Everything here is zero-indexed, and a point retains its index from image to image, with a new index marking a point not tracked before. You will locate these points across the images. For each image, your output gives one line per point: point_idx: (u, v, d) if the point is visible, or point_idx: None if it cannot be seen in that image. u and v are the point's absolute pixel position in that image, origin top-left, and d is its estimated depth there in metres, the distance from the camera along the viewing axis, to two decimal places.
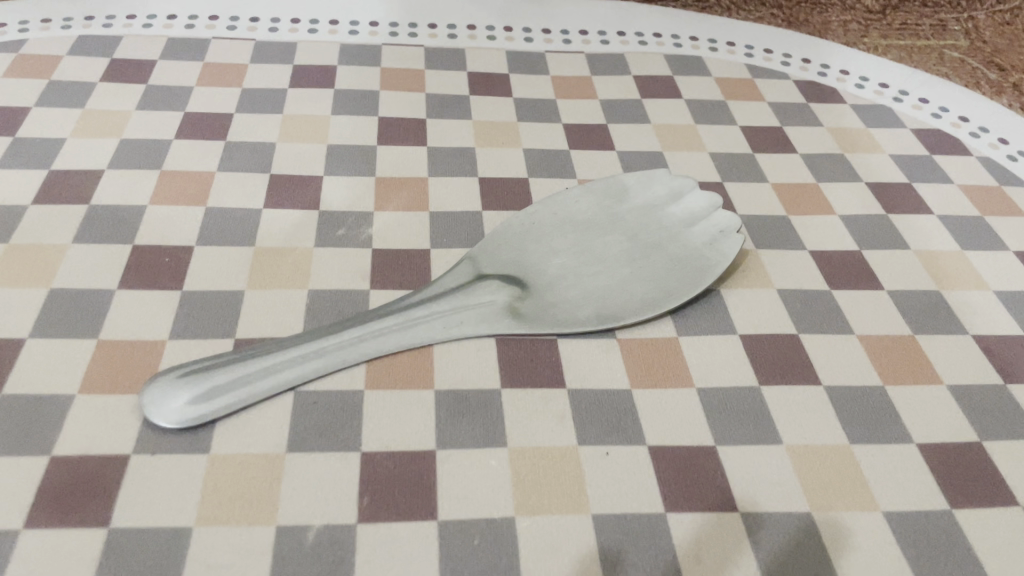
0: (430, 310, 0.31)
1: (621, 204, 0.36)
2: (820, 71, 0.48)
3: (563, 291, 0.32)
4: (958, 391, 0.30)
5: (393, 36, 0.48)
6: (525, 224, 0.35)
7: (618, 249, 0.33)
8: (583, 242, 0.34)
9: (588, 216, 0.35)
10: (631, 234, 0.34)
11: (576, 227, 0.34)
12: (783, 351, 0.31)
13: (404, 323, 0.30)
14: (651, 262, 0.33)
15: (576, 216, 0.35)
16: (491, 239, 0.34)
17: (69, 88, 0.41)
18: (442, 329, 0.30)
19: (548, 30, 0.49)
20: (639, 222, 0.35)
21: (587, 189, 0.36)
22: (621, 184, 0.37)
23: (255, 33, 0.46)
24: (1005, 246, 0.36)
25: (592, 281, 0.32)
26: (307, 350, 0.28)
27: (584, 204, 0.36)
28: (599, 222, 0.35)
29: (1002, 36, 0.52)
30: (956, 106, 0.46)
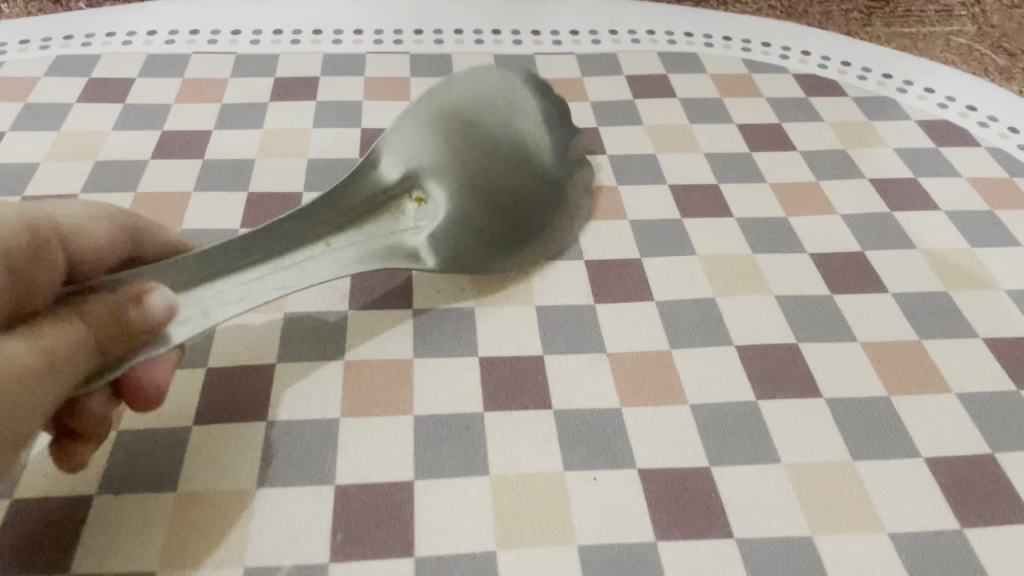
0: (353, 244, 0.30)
1: (504, 115, 0.35)
2: (819, 64, 0.46)
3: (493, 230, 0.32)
4: (968, 399, 0.28)
5: (378, 43, 0.46)
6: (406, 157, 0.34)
7: (531, 173, 0.34)
8: (486, 170, 0.33)
9: (473, 139, 0.34)
10: (534, 155, 0.34)
11: (475, 157, 0.34)
12: (782, 363, 0.29)
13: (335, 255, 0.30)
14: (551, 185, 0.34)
15: (468, 140, 0.34)
16: (369, 167, 0.33)
17: (45, 110, 0.40)
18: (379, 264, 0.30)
19: (538, 32, 0.48)
20: None
21: (466, 101, 0.35)
22: (497, 94, 0.35)
23: (236, 46, 0.45)
24: (1017, 241, 0.34)
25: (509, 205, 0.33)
26: (242, 278, 0.27)
27: (471, 122, 0.34)
28: (487, 149, 0.34)
29: (1010, 20, 0.50)
30: (963, 95, 0.44)
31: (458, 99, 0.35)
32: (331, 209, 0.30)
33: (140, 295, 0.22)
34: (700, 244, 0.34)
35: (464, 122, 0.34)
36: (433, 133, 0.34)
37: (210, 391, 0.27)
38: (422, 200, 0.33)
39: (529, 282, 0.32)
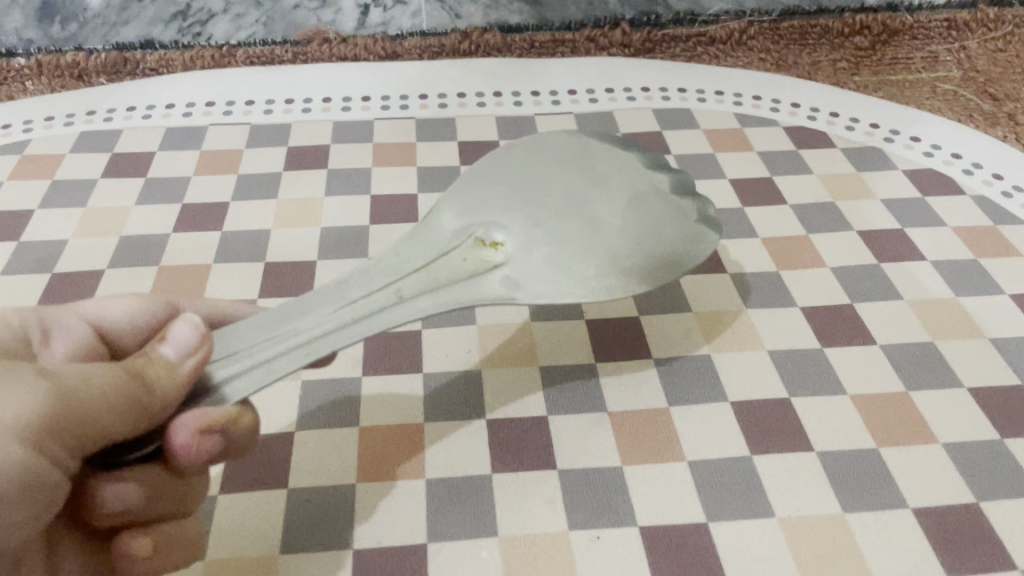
0: (431, 286, 0.28)
1: (574, 169, 0.33)
2: (809, 116, 0.48)
3: (588, 259, 0.30)
4: (953, 450, 0.29)
5: (385, 109, 0.49)
6: (471, 208, 0.32)
7: (613, 210, 0.31)
8: (568, 215, 0.31)
9: (543, 191, 0.32)
10: (608, 196, 0.32)
11: (546, 205, 0.32)
12: (775, 417, 0.31)
13: (416, 288, 0.28)
14: (663, 220, 0.31)
15: (537, 194, 0.32)
16: (432, 224, 0.31)
17: (71, 187, 0.42)
18: (470, 292, 0.28)
19: (538, 93, 0.50)
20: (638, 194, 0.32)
21: (521, 165, 0.34)
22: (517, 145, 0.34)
23: (250, 116, 0.48)
24: (1001, 289, 0.36)
25: (597, 234, 0.31)
26: (309, 327, 0.26)
27: (534, 182, 0.33)
28: (558, 199, 0.32)
29: (995, 64, 0.52)
30: (949, 142, 0.45)
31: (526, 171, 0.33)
32: (400, 256, 0.29)
33: (165, 334, 0.24)
34: (696, 301, 0.36)
35: (529, 181, 0.33)
36: (501, 194, 0.32)
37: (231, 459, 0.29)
38: (498, 241, 0.30)
39: (532, 343, 0.34)
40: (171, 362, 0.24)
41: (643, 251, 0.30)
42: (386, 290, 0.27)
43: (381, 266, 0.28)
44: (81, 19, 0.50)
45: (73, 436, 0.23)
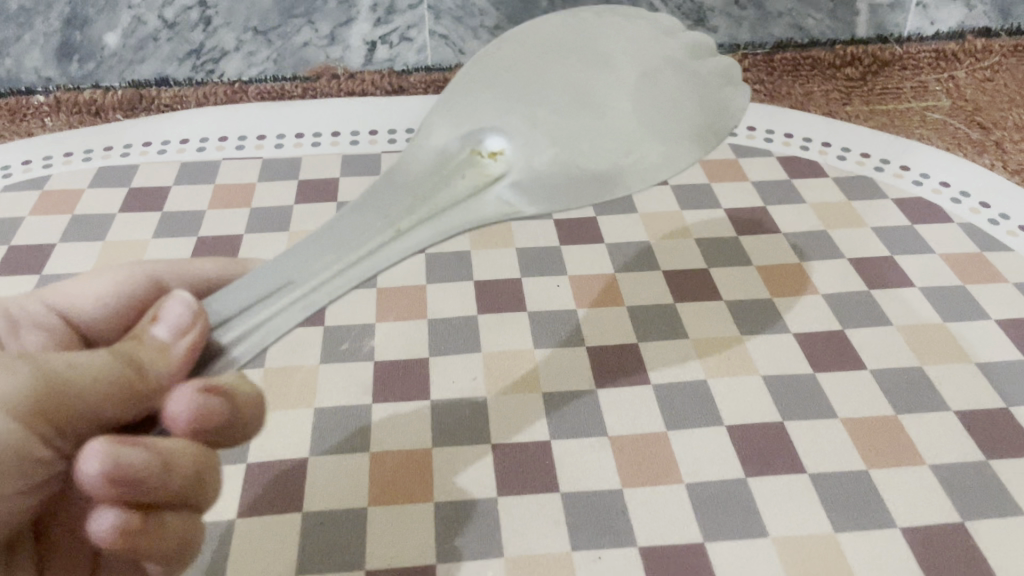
0: (426, 204, 0.28)
1: (570, 71, 0.34)
2: (801, 146, 0.49)
3: (607, 144, 0.31)
4: (939, 470, 0.31)
5: (392, 142, 0.50)
6: (464, 118, 0.31)
7: (619, 116, 0.32)
8: (578, 123, 0.32)
9: (549, 100, 0.33)
10: (612, 106, 0.32)
11: (546, 100, 0.32)
12: (769, 441, 0.32)
13: (415, 218, 0.27)
14: (666, 124, 0.32)
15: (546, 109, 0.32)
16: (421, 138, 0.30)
17: (91, 221, 0.44)
18: (465, 212, 0.28)
19: None
20: (637, 104, 0.32)
21: (531, 82, 0.33)
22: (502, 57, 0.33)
23: (262, 150, 0.49)
24: (988, 314, 0.37)
25: (608, 164, 0.31)
26: (308, 270, 0.25)
27: (541, 83, 0.33)
28: (569, 100, 0.33)
29: (983, 92, 0.53)
30: (938, 170, 0.47)
31: (538, 84, 0.33)
32: (389, 173, 0.28)
33: (157, 314, 0.24)
34: (693, 328, 0.37)
35: (542, 95, 0.33)
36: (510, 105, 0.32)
37: (248, 485, 0.31)
38: (495, 151, 0.30)
39: (535, 370, 0.35)
40: (165, 344, 0.24)
41: (654, 160, 0.31)
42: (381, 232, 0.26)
43: (389, 185, 0.27)
44: (98, 57, 0.52)
45: (60, 418, 0.23)
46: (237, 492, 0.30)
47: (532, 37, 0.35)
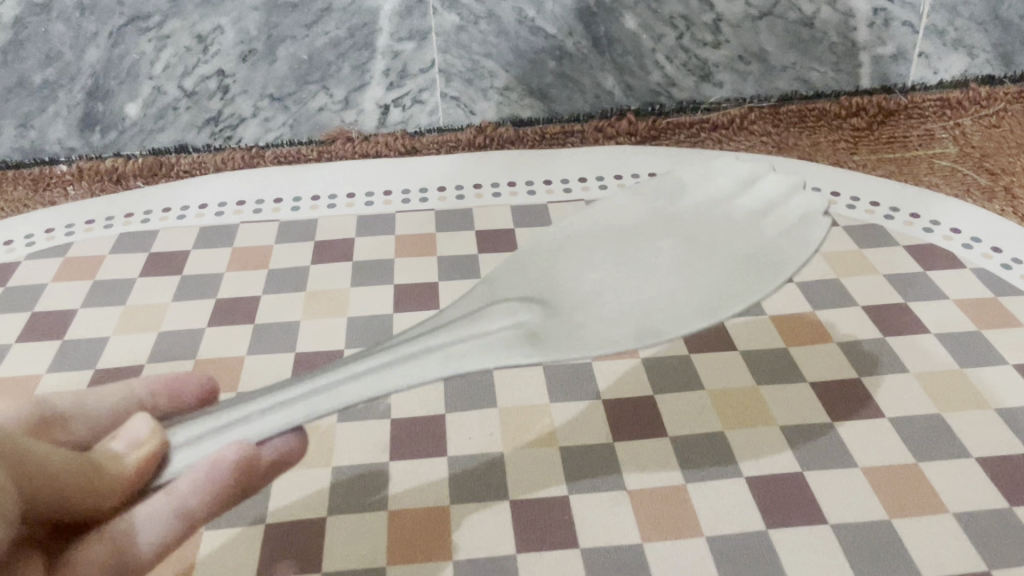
0: (454, 332, 0.29)
1: (665, 243, 0.34)
2: (810, 196, 0.50)
3: (626, 285, 0.32)
4: (963, 518, 0.30)
5: (406, 202, 0.51)
6: (540, 282, 0.32)
7: (654, 265, 0.33)
8: (721, 283, 0.31)
9: (679, 304, 0.31)
10: (658, 249, 0.33)
11: (646, 274, 0.32)
12: (789, 491, 0.32)
13: (443, 339, 0.28)
14: (670, 277, 0.32)
15: (670, 300, 0.31)
16: (489, 312, 0.30)
17: (113, 286, 0.45)
18: (475, 327, 0.29)
19: (549, 181, 0.52)
20: (678, 219, 0.35)
21: (604, 228, 0.35)
22: (607, 230, 0.35)
23: (279, 213, 0.50)
24: (1005, 358, 0.37)
25: (582, 296, 0.32)
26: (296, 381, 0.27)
27: (606, 235, 0.35)
28: (677, 302, 0.31)
29: (990, 139, 0.54)
30: (948, 217, 0.47)
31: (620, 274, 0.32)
32: (461, 311, 0.30)
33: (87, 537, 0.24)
34: (709, 379, 0.37)
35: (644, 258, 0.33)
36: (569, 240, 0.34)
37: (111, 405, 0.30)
38: (541, 314, 0.30)
39: (552, 424, 0.35)
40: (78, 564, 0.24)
41: (632, 318, 0.30)
42: (417, 334, 0.29)
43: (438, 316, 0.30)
44: (120, 127, 0.53)
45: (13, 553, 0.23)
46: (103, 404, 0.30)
47: (618, 222, 0.35)
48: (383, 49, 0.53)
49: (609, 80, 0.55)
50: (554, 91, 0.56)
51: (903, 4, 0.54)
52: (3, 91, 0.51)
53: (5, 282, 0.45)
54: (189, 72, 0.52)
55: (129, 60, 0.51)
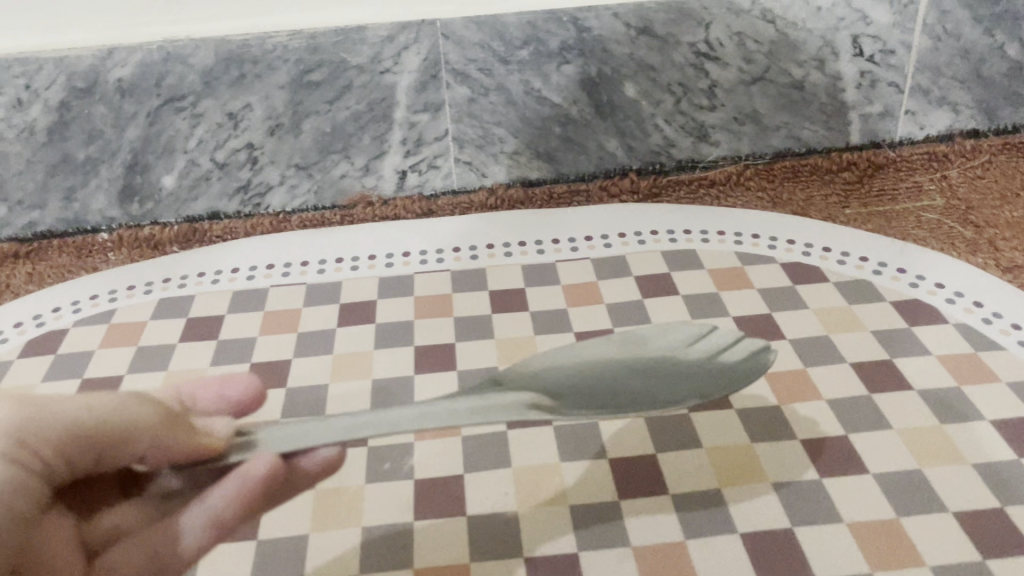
0: (476, 407, 0.34)
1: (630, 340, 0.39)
2: (804, 251, 0.53)
3: (622, 387, 0.36)
4: (939, 571, 0.33)
5: (423, 263, 0.55)
6: (539, 390, 0.36)
7: (639, 375, 0.37)
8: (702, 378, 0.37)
9: (668, 371, 0.37)
10: (636, 352, 0.39)
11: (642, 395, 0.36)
12: (780, 546, 0.35)
13: (472, 409, 0.34)
14: (655, 359, 0.38)
15: (649, 378, 0.37)
16: (504, 401, 0.35)
17: (155, 352, 0.48)
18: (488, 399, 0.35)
19: (557, 240, 0.56)
20: (643, 339, 0.39)
21: (585, 364, 0.38)
22: (587, 364, 0.38)
23: (306, 276, 0.54)
24: (982, 414, 0.40)
25: (588, 401, 0.35)
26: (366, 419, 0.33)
27: (586, 367, 0.38)
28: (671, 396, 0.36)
29: (975, 191, 0.57)
30: (933, 271, 0.50)
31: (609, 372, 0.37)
32: (482, 404, 0.34)
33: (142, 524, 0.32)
34: (707, 438, 0.40)
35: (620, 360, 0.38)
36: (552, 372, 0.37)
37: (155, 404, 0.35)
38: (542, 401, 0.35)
39: (562, 483, 0.38)
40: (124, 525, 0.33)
41: (644, 394, 0.36)
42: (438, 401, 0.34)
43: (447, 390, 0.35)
44: (157, 198, 0.57)
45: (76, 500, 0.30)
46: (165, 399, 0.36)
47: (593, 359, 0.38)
48: (401, 120, 0.57)
49: (612, 142, 0.59)
50: (560, 153, 0.59)
51: (888, 66, 0.57)
52: (49, 168, 0.55)
53: (55, 350, 0.49)
54: (221, 145, 0.56)
55: (166, 137, 0.55)
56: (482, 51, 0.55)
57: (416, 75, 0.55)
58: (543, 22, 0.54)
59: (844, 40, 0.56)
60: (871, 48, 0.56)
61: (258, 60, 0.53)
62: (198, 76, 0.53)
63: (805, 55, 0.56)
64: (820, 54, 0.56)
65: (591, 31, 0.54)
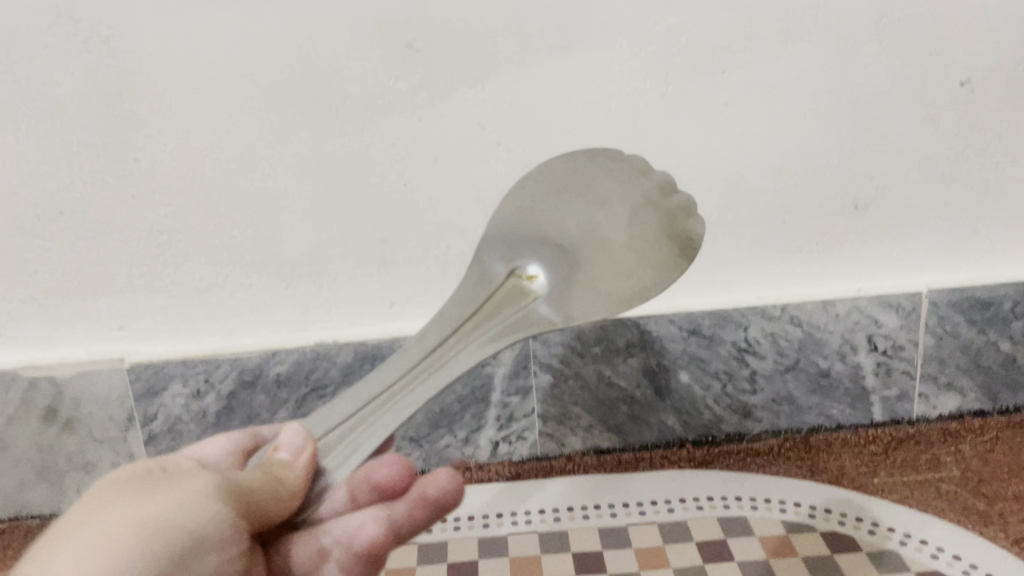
0: (488, 314, 0.58)
1: (592, 195, 0.63)
2: (839, 520, 0.62)
3: (581, 267, 0.61)
4: None
5: (515, 523, 0.65)
6: (512, 253, 0.62)
7: (612, 232, 0.62)
8: (614, 184, 0.63)
9: (599, 230, 0.62)
10: (618, 216, 0.62)
11: (562, 225, 0.63)
12: None
13: (481, 331, 0.56)
14: (621, 213, 0.62)
15: (580, 228, 0.62)
16: (488, 269, 0.62)
17: None
18: (493, 310, 0.58)
19: (626, 504, 0.66)
20: (635, 197, 0.62)
21: (593, 232, 0.62)
22: (589, 235, 0.62)
23: (417, 533, 0.65)
24: None
25: (571, 237, 0.62)
26: (457, 336, 0.55)
27: (589, 243, 0.62)
28: (591, 228, 0.62)
29: (986, 463, 0.67)
30: (953, 545, 0.59)
31: (600, 229, 0.62)
32: (467, 304, 0.58)
33: (278, 448, 0.45)
34: None
35: (610, 225, 0.62)
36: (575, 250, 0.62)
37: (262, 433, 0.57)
38: (530, 275, 0.61)
39: None
40: (288, 460, 0.44)
41: (591, 237, 0.62)
42: (461, 343, 0.55)
43: (422, 356, 0.53)
44: None
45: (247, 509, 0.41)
46: (117, 493, 0.39)
47: (578, 193, 0.63)
48: (497, 401, 0.69)
49: (670, 417, 0.70)
50: (627, 428, 0.71)
51: (900, 359, 0.69)
52: None
53: None
54: None
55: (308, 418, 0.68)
56: (564, 348, 0.68)
57: (510, 366, 0.68)
58: (613, 327, 0.67)
59: (860, 338, 0.68)
60: (884, 343, 0.68)
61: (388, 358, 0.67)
62: (339, 371, 0.67)
63: (829, 350, 0.68)
64: (841, 349, 0.68)
65: (652, 332, 0.68)
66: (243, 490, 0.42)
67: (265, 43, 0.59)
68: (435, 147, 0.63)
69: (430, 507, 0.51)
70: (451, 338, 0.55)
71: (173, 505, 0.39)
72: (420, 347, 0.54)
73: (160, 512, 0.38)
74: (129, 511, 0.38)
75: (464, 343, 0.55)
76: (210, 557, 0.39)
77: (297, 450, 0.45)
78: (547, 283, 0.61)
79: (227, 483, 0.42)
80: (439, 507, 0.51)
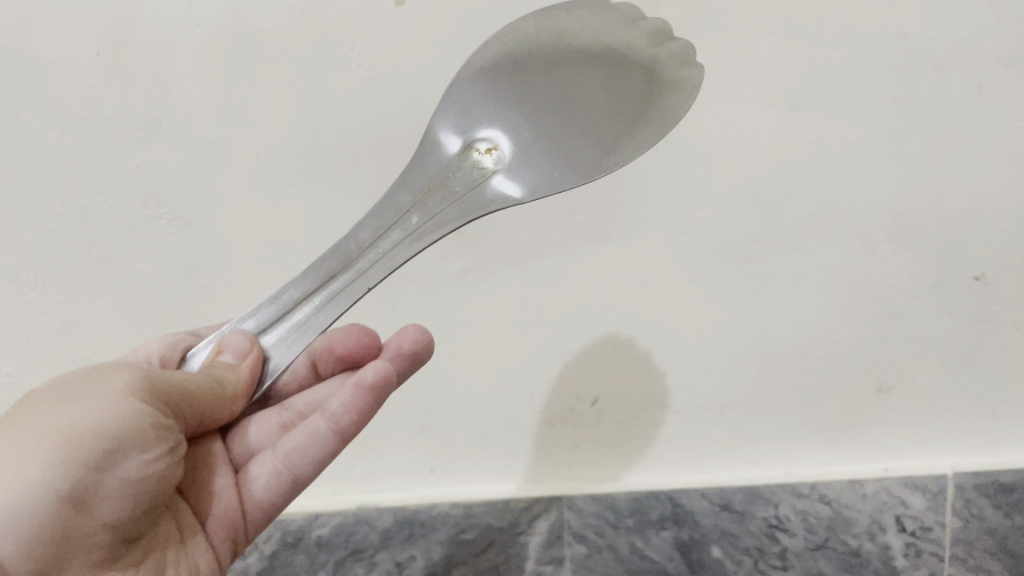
0: (439, 189, 0.53)
1: (572, 63, 0.60)
2: None
3: (555, 126, 0.58)
4: None
5: None
6: (470, 132, 0.59)
7: (590, 104, 0.59)
8: (597, 40, 0.61)
9: (577, 99, 0.59)
10: (588, 95, 0.59)
11: (536, 120, 0.59)
12: None
13: (432, 210, 0.51)
14: (600, 91, 0.59)
15: (563, 93, 0.59)
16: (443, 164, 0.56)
17: None
18: (449, 181, 0.54)
19: None
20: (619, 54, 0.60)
21: (569, 91, 0.59)
22: (567, 111, 0.59)
23: None
24: None
25: (530, 136, 0.58)
26: (406, 217, 0.50)
27: (559, 106, 0.59)
28: (575, 75, 0.60)
29: None
30: None
31: (581, 84, 0.59)
32: (407, 182, 0.53)
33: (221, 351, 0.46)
34: None
35: (589, 98, 0.59)
36: (555, 122, 0.58)
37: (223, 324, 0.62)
38: (488, 146, 0.57)
39: None
40: (234, 362, 0.46)
41: (569, 104, 0.59)
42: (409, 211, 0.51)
43: (362, 249, 0.48)
44: None
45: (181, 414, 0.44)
46: (16, 417, 0.40)
47: (558, 73, 0.60)
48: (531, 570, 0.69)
49: None
50: None
51: (927, 539, 0.70)
52: None
53: None
54: None
55: None
56: (598, 519, 0.68)
57: (546, 536, 0.68)
58: (645, 498, 0.68)
59: (888, 518, 0.69)
60: (912, 523, 0.69)
61: (426, 523, 0.67)
62: (379, 535, 0.67)
63: (857, 528, 0.69)
64: (869, 528, 0.69)
65: (683, 505, 0.68)
66: (167, 386, 0.43)
67: (331, 228, 0.65)
68: (478, 326, 0.69)
69: (400, 361, 0.52)
70: (406, 218, 0.50)
71: (93, 409, 0.40)
72: (333, 250, 0.48)
73: (76, 425, 0.39)
74: (48, 418, 0.39)
75: (414, 218, 0.50)
76: (141, 458, 0.41)
77: (241, 352, 0.46)
78: (507, 156, 0.57)
79: (149, 379, 0.43)
80: (413, 361, 0.52)
